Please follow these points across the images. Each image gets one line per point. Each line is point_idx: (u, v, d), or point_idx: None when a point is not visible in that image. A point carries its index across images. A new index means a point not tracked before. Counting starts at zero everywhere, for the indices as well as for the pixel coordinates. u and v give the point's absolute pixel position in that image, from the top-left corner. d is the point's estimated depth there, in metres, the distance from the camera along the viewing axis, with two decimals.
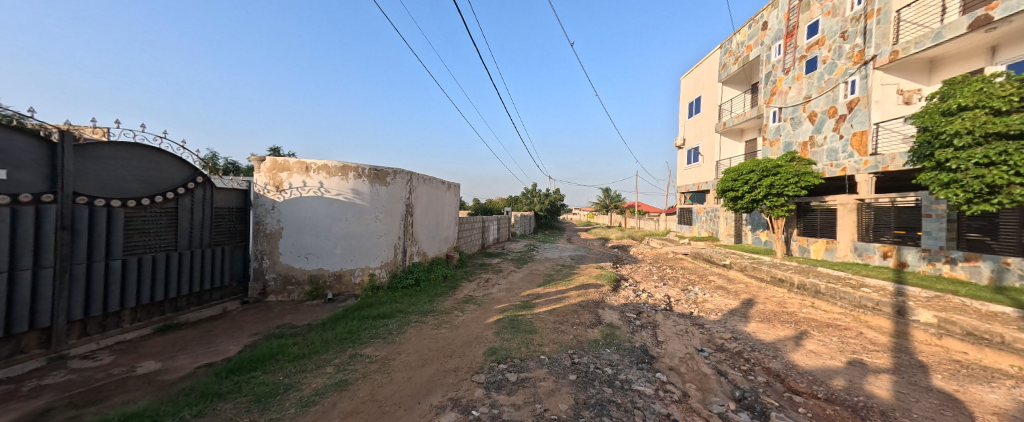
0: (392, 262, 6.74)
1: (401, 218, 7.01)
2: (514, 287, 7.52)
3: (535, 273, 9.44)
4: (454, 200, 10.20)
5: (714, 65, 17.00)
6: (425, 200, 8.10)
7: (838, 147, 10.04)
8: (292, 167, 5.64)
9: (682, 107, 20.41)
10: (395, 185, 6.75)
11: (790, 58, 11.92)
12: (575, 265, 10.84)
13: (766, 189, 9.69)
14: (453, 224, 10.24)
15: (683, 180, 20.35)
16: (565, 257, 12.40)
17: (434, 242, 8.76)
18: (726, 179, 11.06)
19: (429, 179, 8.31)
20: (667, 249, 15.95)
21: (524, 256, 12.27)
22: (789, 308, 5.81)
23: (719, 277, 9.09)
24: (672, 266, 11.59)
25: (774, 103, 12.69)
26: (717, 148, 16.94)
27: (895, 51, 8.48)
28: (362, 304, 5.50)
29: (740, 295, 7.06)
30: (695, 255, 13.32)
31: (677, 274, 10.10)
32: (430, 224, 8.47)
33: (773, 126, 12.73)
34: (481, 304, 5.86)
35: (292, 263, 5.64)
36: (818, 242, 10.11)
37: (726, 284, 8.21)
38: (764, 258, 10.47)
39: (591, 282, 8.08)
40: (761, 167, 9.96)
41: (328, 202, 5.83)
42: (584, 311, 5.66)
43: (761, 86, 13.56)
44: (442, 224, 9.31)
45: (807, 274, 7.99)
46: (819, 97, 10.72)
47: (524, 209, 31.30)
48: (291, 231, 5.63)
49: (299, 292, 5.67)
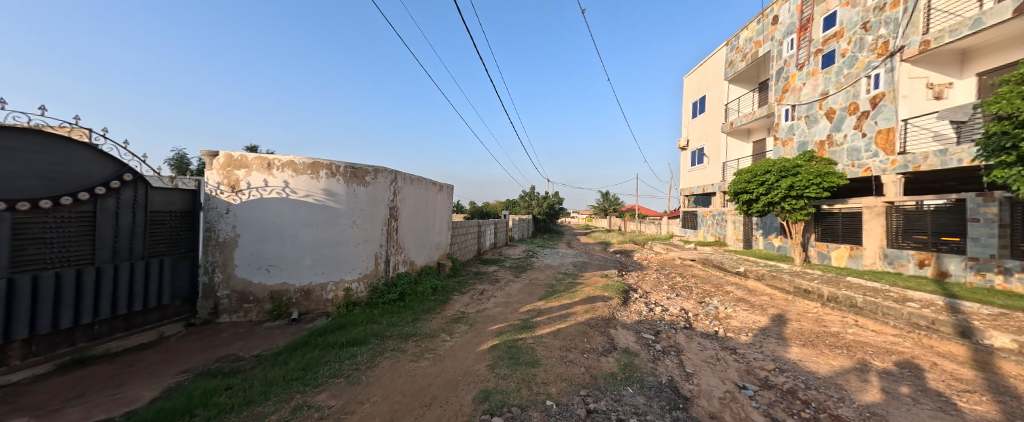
0: (373, 274, 5.90)
1: (384, 223, 6.19)
2: (511, 300, 6.70)
3: (536, 283, 8.62)
4: (447, 202, 9.40)
5: (720, 62, 16.39)
6: (412, 202, 7.28)
7: (860, 146, 9.31)
8: (251, 164, 4.80)
9: (685, 108, 19.80)
10: (376, 185, 5.93)
11: (803, 53, 11.26)
12: (578, 274, 10.01)
13: (784, 190, 8.92)
14: (446, 229, 9.43)
15: (686, 183, 19.66)
16: (567, 263, 11.60)
17: (423, 249, 7.94)
18: (740, 180, 10.30)
19: (418, 179, 7.51)
20: (673, 255, 15.17)
21: (523, 263, 11.44)
22: (831, 328, 5.01)
23: (737, 287, 8.29)
24: (681, 274, 10.80)
25: (787, 100, 12.01)
26: (724, 149, 16.25)
27: (926, 41, 7.79)
28: (331, 325, 4.63)
29: (767, 309, 6.27)
30: (704, 261, 12.55)
31: (689, 283, 9.30)
32: (419, 229, 7.67)
33: (786, 125, 12.04)
34: (473, 324, 5.03)
35: (250, 276, 4.78)
36: (839, 248, 9.36)
37: (746, 295, 7.42)
38: (781, 266, 9.70)
39: (598, 294, 7.26)
40: (779, 166, 9.19)
41: (295, 204, 5.00)
42: (594, 332, 4.83)
43: (771, 84, 12.91)
44: (433, 228, 8.50)
45: (837, 285, 7.21)
46: (837, 92, 10.03)
47: (522, 212, 30.54)
48: (250, 239, 4.78)
49: (257, 311, 4.81)
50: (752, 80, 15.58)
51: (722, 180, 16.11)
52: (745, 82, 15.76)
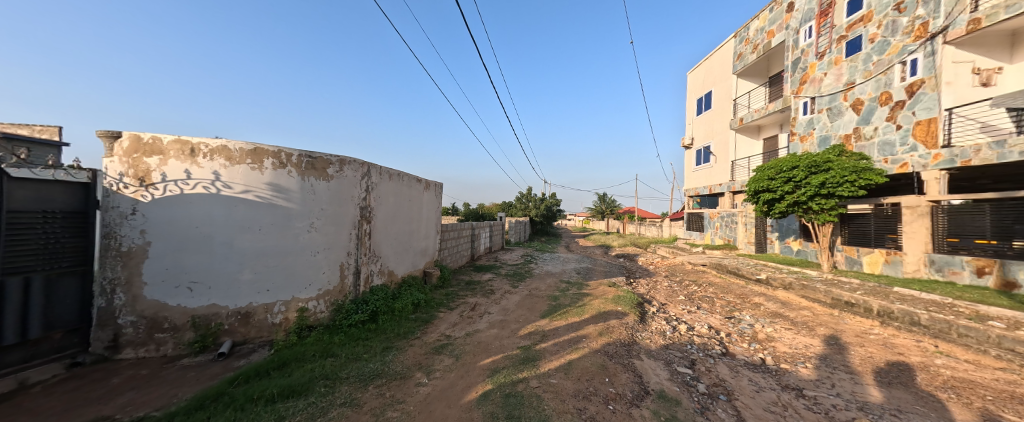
0: (337, 290, 4.76)
1: (354, 226, 5.08)
2: (509, 319, 5.61)
3: (537, 294, 7.53)
4: (435, 201, 8.32)
5: (727, 56, 15.56)
6: (391, 201, 6.18)
7: (895, 139, 8.39)
8: (168, 150, 3.67)
9: (690, 105, 18.98)
10: (342, 179, 4.82)
11: (824, 40, 10.40)
12: (583, 282, 8.94)
13: (814, 188, 8.00)
14: (434, 232, 8.34)
15: (691, 183, 18.78)
16: (570, 270, 10.57)
17: (406, 256, 6.83)
18: (761, 177, 9.39)
19: (399, 174, 6.41)
20: (681, 259, 14.21)
21: (521, 270, 10.37)
22: (912, 358, 3.97)
23: (766, 298, 7.28)
24: (696, 281, 9.80)
25: (805, 93, 11.14)
26: (732, 147, 15.37)
27: (976, 19, 6.87)
28: (269, 361, 3.46)
29: (815, 328, 5.23)
30: (717, 267, 11.58)
31: (709, 293, 8.29)
32: (400, 233, 6.57)
33: (804, 119, 11.18)
34: (460, 356, 3.91)
35: (166, 297, 3.64)
36: (873, 253, 8.40)
37: (781, 309, 6.41)
38: (809, 273, 8.73)
39: (611, 309, 6.20)
40: (808, 161, 8.25)
41: (229, 203, 3.87)
42: (615, 367, 3.74)
43: (786, 76, 12.05)
44: (418, 232, 7.41)
45: (886, 297, 6.22)
46: (865, 81, 9.14)
47: (518, 214, 29.58)
48: (165, 247, 3.65)
49: (174, 343, 3.65)
50: (762, 74, 14.77)
51: (732, 180, 15.21)
52: (755, 76, 14.94)
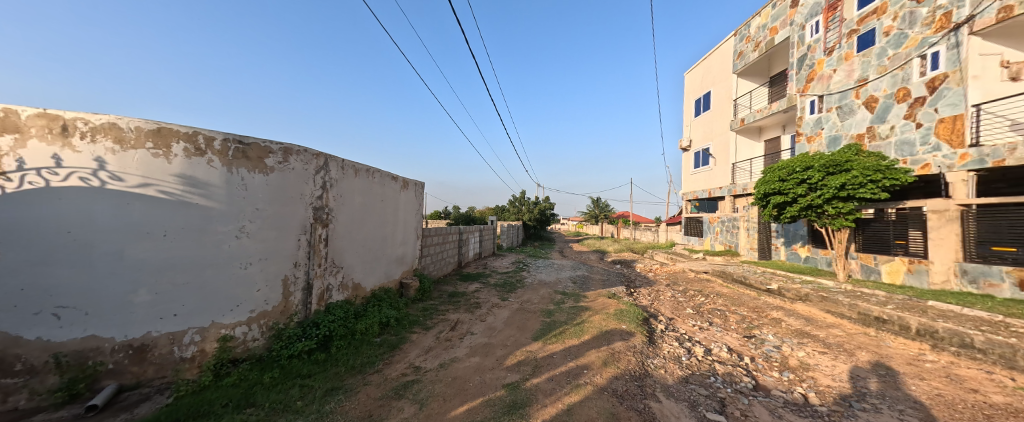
0: (279, 310, 3.81)
1: (304, 231, 4.13)
2: (495, 342, 4.69)
3: (528, 308, 6.63)
4: (415, 202, 7.40)
5: (727, 55, 15.06)
6: (358, 201, 5.25)
7: (914, 138, 7.78)
8: (28, 127, 2.72)
9: (688, 106, 18.46)
10: (287, 173, 3.88)
11: (833, 35, 9.88)
12: (581, 293, 8.07)
13: (833, 190, 7.31)
14: (413, 237, 7.42)
15: (690, 186, 18.17)
16: (565, 278, 9.71)
17: (377, 265, 5.89)
18: (771, 179, 8.70)
19: (368, 170, 5.49)
20: (681, 266, 13.49)
21: (512, 278, 9.48)
22: (995, 400, 3.17)
23: (784, 312, 6.53)
24: (702, 291, 9.05)
25: (812, 91, 10.59)
26: (733, 149, 14.79)
27: (1008, 7, 6.30)
28: (152, 419, 2.47)
29: (854, 353, 4.44)
30: (721, 275, 10.87)
31: (719, 306, 7.50)
32: (369, 239, 5.64)
33: (811, 119, 10.60)
34: (426, 402, 2.97)
35: (19, 329, 2.65)
36: (893, 262, 7.75)
37: (806, 326, 5.64)
38: (824, 283, 8.02)
39: (614, 328, 5.33)
40: (824, 160, 7.55)
41: (119, 200, 2.91)
42: (629, 416, 2.84)
43: (791, 74, 11.52)
44: (393, 236, 6.48)
45: (923, 312, 5.50)
46: (880, 77, 8.57)
47: (511, 218, 28.84)
48: (19, 259, 2.66)
49: (28, 391, 2.65)
50: (763, 73, 14.29)
51: (732, 183, 14.61)
52: (756, 76, 14.46)
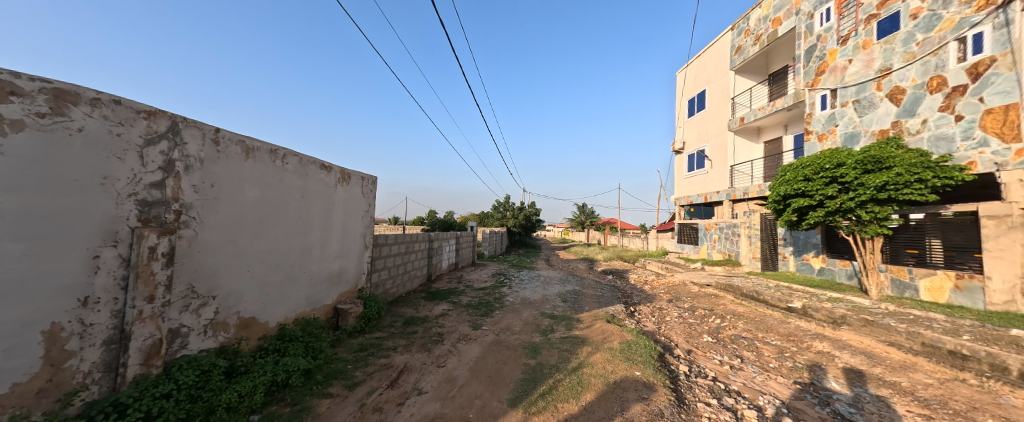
0: (30, 391, 2.03)
1: (111, 240, 2.37)
2: (450, 413, 3.00)
3: (507, 342, 4.98)
4: (360, 201, 5.68)
5: (723, 51, 14.20)
6: (253, 195, 3.50)
7: (954, 133, 6.75)
8: None
9: (680, 107, 17.57)
10: (63, 138, 2.13)
11: (847, 22, 8.99)
12: (574, 316, 6.51)
13: (872, 191, 6.13)
14: (358, 246, 5.68)
15: (683, 191, 17.15)
16: (552, 295, 8.16)
17: (291, 289, 4.12)
18: (790, 178, 7.49)
19: (275, 152, 3.77)
20: (679, 277, 12.24)
21: (490, 295, 7.85)
22: None
23: (828, 342, 5.19)
24: (713, 309, 7.71)
25: (823, 85, 9.63)
26: (731, 151, 13.81)
27: None
28: None
29: (974, 419, 3.05)
30: (728, 289, 9.61)
31: (741, 331, 6.11)
32: (277, 251, 3.88)
33: (823, 115, 9.61)
34: None
35: None
36: (936, 277, 6.63)
37: (871, 366, 4.28)
38: (857, 301, 6.80)
39: (624, 377, 3.76)
40: (859, 156, 6.37)
41: None
42: None
43: (798, 67, 10.60)
44: (322, 247, 4.72)
45: (1016, 346, 4.24)
46: (906, 65, 7.60)
47: (494, 224, 27.37)
48: None
49: None
50: (761, 71, 13.54)
51: (731, 187, 13.58)
52: (754, 73, 13.69)
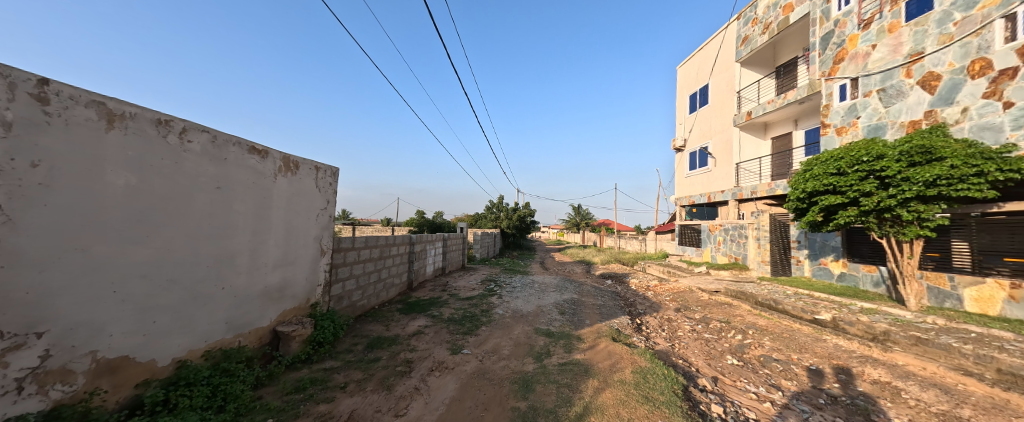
0: None
1: None
2: None
3: (492, 372, 3.97)
4: (315, 196, 4.60)
5: (728, 41, 13.46)
6: (124, 180, 2.44)
7: (1004, 122, 5.94)
8: None
9: (681, 103, 16.82)
10: None
11: (871, 4, 8.25)
12: (573, 333, 5.52)
13: (919, 187, 5.33)
14: (312, 251, 4.57)
15: (684, 191, 16.36)
16: (548, 305, 7.20)
17: (199, 313, 3.03)
18: (818, 172, 6.67)
19: (167, 124, 2.72)
20: (684, 282, 11.37)
21: (477, 306, 6.83)
22: None
23: (881, 366, 4.29)
24: (729, 322, 6.80)
25: (842, 73, 8.86)
26: (736, 148, 13.04)
27: None
28: None
29: None
30: (741, 297, 8.73)
31: (770, 351, 5.20)
32: (173, 262, 2.80)
33: (842, 106, 8.83)
34: None
35: None
36: (983, 286, 5.82)
37: (950, 404, 3.38)
38: (896, 314, 5.95)
39: None
40: (903, 147, 5.58)
41: None
42: None
43: (813, 55, 9.86)
44: (256, 253, 3.64)
45: None
46: (943, 48, 6.82)
47: (488, 226, 26.43)
48: None
49: None
50: (768, 63, 12.84)
51: (737, 186, 12.79)
52: (760, 66, 12.99)
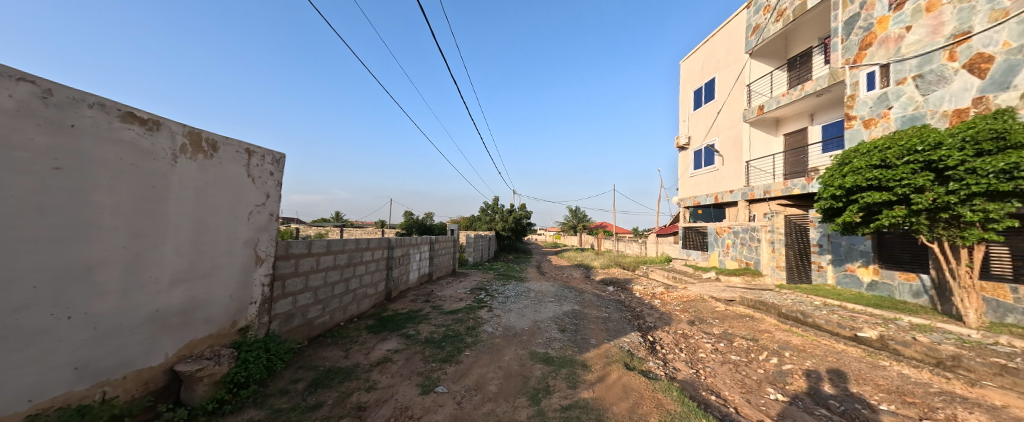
0: None
1: None
2: None
3: None
4: (246, 188, 3.54)
5: (738, 32, 12.66)
6: None
7: None
8: None
9: (685, 99, 15.99)
10: None
11: None
12: (577, 359, 4.50)
13: (989, 181, 4.40)
14: (240, 260, 3.50)
15: (689, 191, 15.48)
16: (545, 320, 6.19)
17: (14, 361, 1.95)
18: (857, 165, 5.72)
19: None
20: (694, 289, 10.41)
21: (462, 322, 5.79)
22: None
23: (978, 409, 3.32)
24: (757, 339, 5.84)
25: (869, 60, 8.03)
26: (746, 145, 12.18)
27: None
28: None
29: None
30: (761, 307, 7.79)
31: (819, 380, 4.23)
32: None
33: (871, 96, 7.98)
34: None
35: None
36: None
37: None
38: (959, 333, 5.02)
39: None
40: (967, 133, 4.65)
41: None
42: None
43: (835, 42, 9.04)
44: (136, 264, 2.57)
45: None
46: (995, 25, 5.98)
47: (482, 228, 25.35)
48: None
49: None
50: (780, 55, 12.04)
51: (747, 185, 11.92)
52: (771, 59, 12.16)
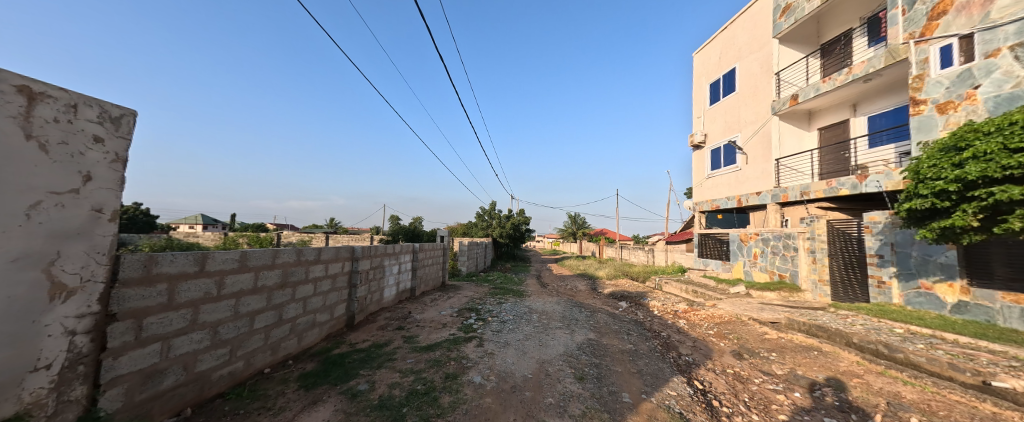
0: None
1: None
2: None
3: None
4: (26, 157, 1.91)
5: (763, 16, 11.35)
6: None
7: None
8: None
9: (699, 94, 14.62)
10: None
11: None
12: None
13: None
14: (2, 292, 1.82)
15: (706, 195, 14.01)
16: (555, 359, 4.58)
17: None
18: (985, 149, 4.20)
19: None
20: (724, 307, 8.81)
21: (440, 367, 4.12)
22: None
23: None
24: (847, 389, 4.23)
25: (945, 30, 6.61)
26: (776, 140, 10.72)
27: None
28: None
29: None
30: (823, 335, 6.18)
31: None
32: None
33: (948, 74, 6.53)
34: None
35: None
36: None
37: None
38: None
39: None
40: None
41: None
42: None
43: (895, 14, 7.65)
44: None
45: None
46: None
47: (478, 235, 23.81)
48: None
49: None
50: (811, 41, 10.71)
51: (778, 187, 10.45)
52: (802, 45, 10.80)
